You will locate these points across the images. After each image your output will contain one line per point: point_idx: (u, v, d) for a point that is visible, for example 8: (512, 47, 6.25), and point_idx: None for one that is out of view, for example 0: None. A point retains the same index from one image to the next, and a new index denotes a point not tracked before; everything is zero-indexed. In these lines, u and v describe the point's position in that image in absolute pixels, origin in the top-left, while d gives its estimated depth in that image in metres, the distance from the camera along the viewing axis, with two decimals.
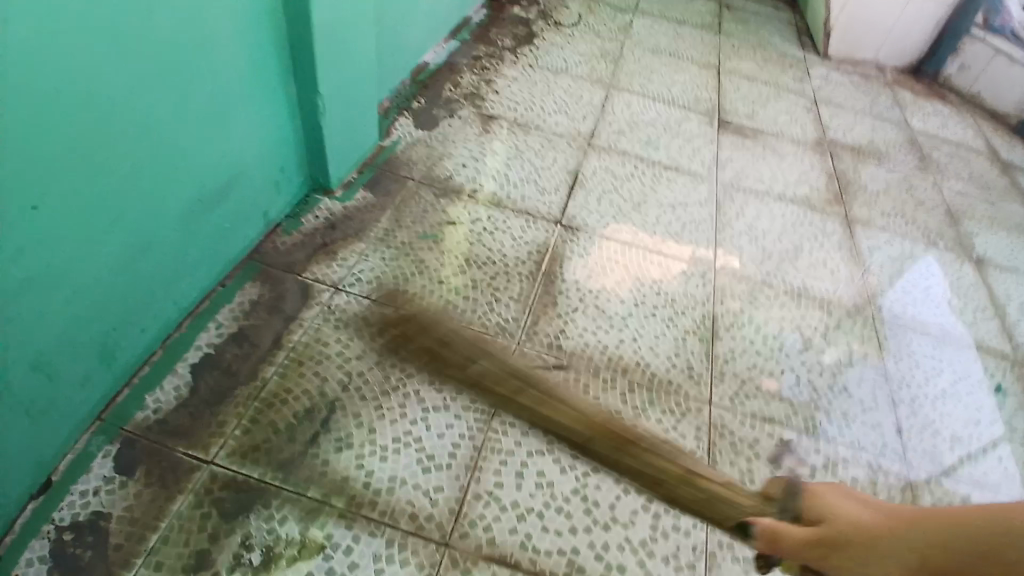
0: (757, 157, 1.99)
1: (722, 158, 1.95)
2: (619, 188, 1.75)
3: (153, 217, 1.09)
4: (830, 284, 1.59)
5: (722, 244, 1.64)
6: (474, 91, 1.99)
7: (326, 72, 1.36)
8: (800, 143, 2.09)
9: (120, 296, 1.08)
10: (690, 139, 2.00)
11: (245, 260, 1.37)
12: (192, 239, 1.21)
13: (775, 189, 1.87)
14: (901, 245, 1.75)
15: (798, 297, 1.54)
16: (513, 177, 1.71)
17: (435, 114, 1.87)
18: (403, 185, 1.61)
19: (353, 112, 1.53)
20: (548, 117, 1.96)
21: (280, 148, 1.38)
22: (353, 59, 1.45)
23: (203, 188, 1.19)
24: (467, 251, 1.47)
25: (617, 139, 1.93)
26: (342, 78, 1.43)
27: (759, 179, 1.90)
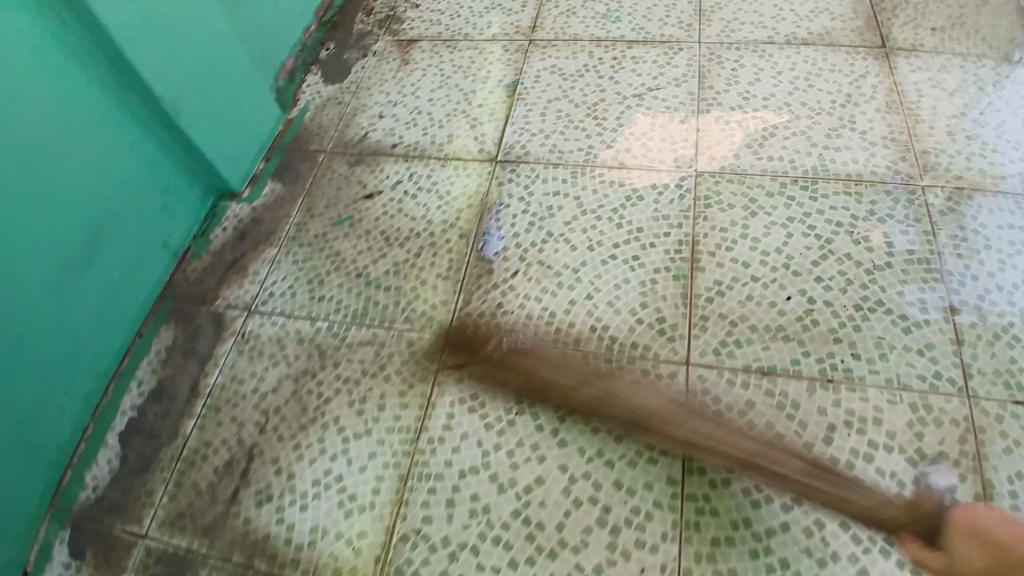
0: None
1: (708, 7, 1.50)
2: (569, 90, 1.39)
3: (14, 304, 0.98)
4: (858, 153, 1.19)
5: (703, 130, 1.27)
6: (390, 14, 1.65)
7: (164, 65, 1.13)
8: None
9: (15, 393, 0.99)
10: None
11: (158, 301, 1.27)
12: (80, 303, 1.10)
13: (783, 32, 1.43)
14: (960, 71, 1.31)
15: (814, 181, 1.17)
16: (439, 115, 1.41)
17: (347, 59, 1.58)
18: (314, 163, 1.39)
19: (233, 96, 1.31)
20: (479, 19, 1.59)
21: (152, 168, 1.20)
22: (206, 37, 1.20)
23: (65, 250, 1.05)
24: (387, 230, 1.25)
25: (566, 21, 1.54)
26: (194, 62, 1.19)
27: (758, 23, 1.46)
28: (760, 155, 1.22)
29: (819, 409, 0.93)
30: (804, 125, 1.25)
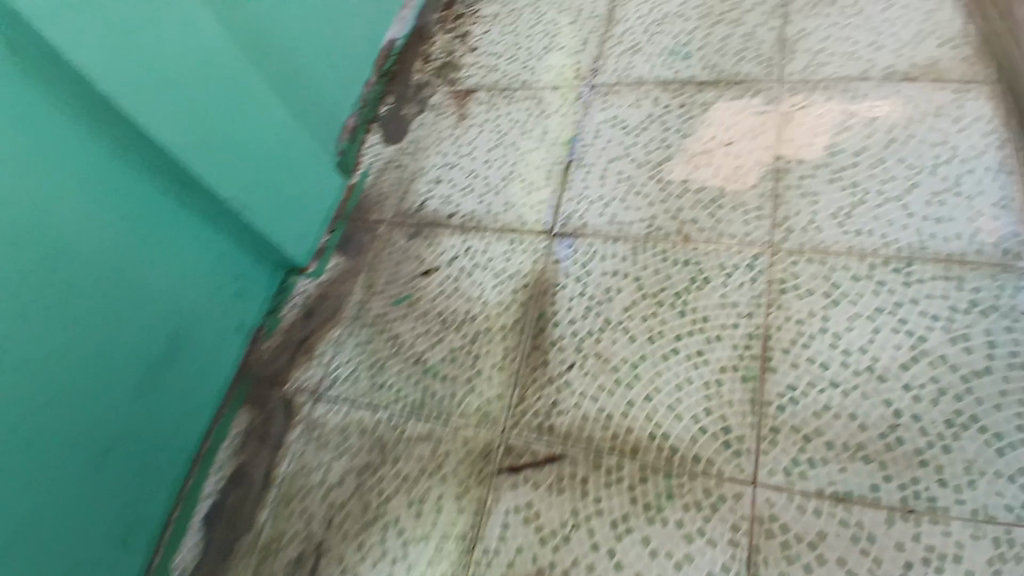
0: (849, 17, 1.33)
1: (791, 36, 1.35)
2: (633, 145, 1.31)
3: (108, 415, 1.05)
4: (957, 226, 1.04)
5: (782, 197, 1.15)
6: (447, 60, 1.61)
7: (227, 169, 1.16)
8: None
9: (110, 494, 1.06)
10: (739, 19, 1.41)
11: (236, 380, 1.31)
12: (168, 400, 1.16)
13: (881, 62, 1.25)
14: None
15: (908, 262, 1.03)
16: (495, 178, 1.37)
17: (404, 116, 1.56)
18: (375, 234, 1.40)
19: (294, 177, 1.34)
20: (538, 62, 1.52)
21: (225, 260, 1.25)
22: (259, 122, 1.22)
23: (151, 356, 1.12)
24: (444, 311, 1.24)
25: (629, 61, 1.43)
26: (255, 157, 1.22)
27: (852, 52, 1.28)
28: (845, 232, 1.09)
29: (896, 544, 0.85)
30: (900, 187, 1.10)
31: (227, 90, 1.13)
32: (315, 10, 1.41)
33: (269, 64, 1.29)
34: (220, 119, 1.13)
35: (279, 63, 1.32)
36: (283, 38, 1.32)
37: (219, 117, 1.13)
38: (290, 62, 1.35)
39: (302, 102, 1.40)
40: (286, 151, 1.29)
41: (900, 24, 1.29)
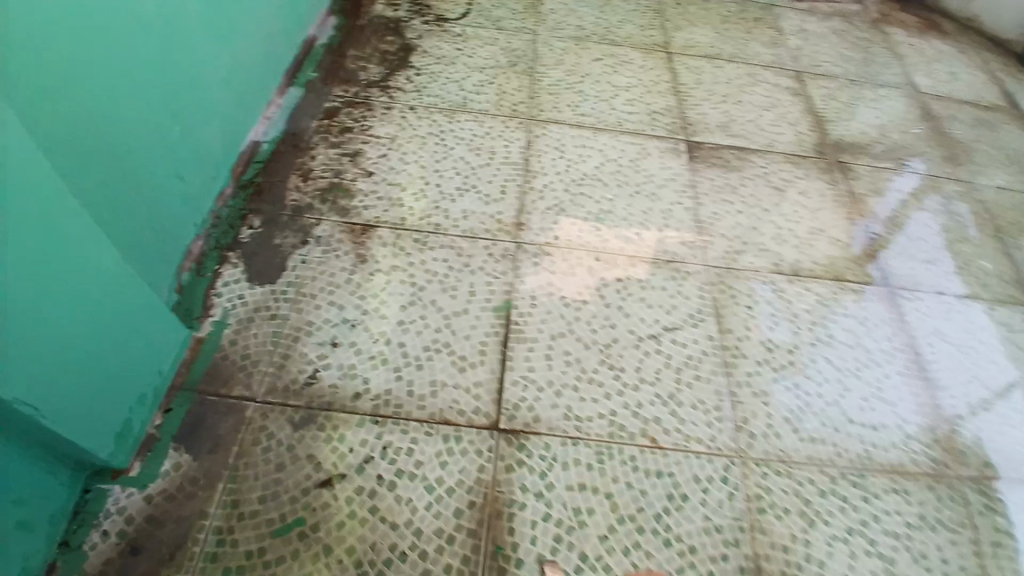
0: (749, 205, 1.42)
1: (706, 218, 1.37)
2: (576, 320, 1.16)
3: None
4: (889, 431, 1.10)
5: (736, 395, 1.10)
6: (335, 180, 1.31)
7: (29, 359, 0.70)
8: (794, 162, 1.54)
9: None
10: (655, 190, 1.40)
11: None
12: None
13: (786, 258, 1.33)
14: (949, 309, 1.30)
15: (862, 473, 1.05)
16: (414, 348, 1.08)
17: (278, 245, 1.19)
18: (239, 418, 0.97)
19: (131, 355, 0.89)
20: (452, 205, 1.31)
21: (3, 499, 0.71)
22: (92, 276, 0.78)
23: None
24: (355, 546, 0.89)
25: (555, 220, 1.31)
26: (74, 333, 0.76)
27: (761, 244, 1.35)
28: (805, 439, 1.07)
29: None
30: (835, 391, 1.14)
31: (44, 234, 0.70)
32: (159, 111, 1.03)
33: (84, 186, 0.87)
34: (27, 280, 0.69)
35: (102, 186, 0.91)
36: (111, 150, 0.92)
37: (28, 280, 0.69)
38: (119, 182, 0.94)
39: (136, 233, 0.98)
40: (124, 312, 0.86)
41: (791, 221, 1.41)
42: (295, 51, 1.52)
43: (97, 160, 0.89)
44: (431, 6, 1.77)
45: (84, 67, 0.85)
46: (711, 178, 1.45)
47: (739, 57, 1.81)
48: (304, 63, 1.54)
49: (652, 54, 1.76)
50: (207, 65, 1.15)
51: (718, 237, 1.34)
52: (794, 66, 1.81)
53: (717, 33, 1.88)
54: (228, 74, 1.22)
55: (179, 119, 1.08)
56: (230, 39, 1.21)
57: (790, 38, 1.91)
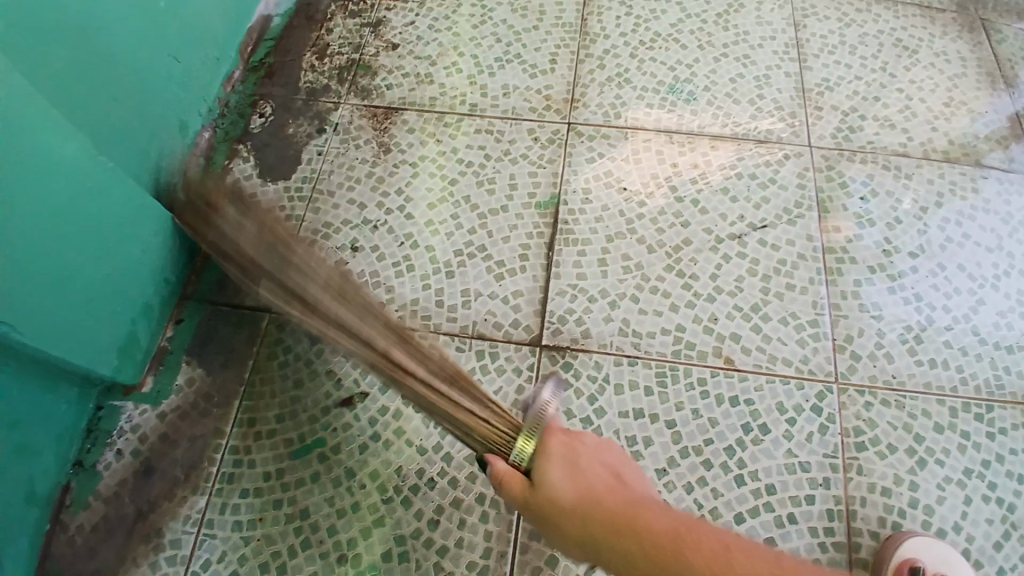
0: (871, 66, 1.10)
1: (812, 86, 1.07)
2: (638, 217, 0.96)
3: None
4: None
5: (838, 307, 0.88)
6: (354, 57, 1.16)
7: None
8: (934, 11, 1.17)
9: None
10: (747, 52, 1.11)
11: None
12: None
13: (916, 135, 1.03)
14: None
15: (988, 405, 0.82)
16: (446, 254, 0.96)
17: (291, 135, 1.09)
18: (255, 326, 0.94)
19: (123, 256, 0.83)
20: (490, 78, 1.11)
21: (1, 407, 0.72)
22: (42, 163, 0.69)
23: None
24: (379, 470, 0.82)
25: (617, 94, 1.07)
26: (39, 231, 0.71)
27: (884, 118, 1.05)
28: (919, 360, 0.85)
29: None
30: (964, 307, 0.88)
31: None
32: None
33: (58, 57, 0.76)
34: None
35: (79, 54, 0.79)
36: (89, 7, 0.79)
37: None
38: (99, 51, 0.82)
39: (124, 114, 0.88)
40: (99, 204, 0.78)
41: (925, 91, 1.08)
42: None
43: (71, 20, 0.77)
44: None
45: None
46: (819, 35, 1.13)
47: None
48: None
49: None
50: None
51: (828, 111, 1.05)
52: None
53: None
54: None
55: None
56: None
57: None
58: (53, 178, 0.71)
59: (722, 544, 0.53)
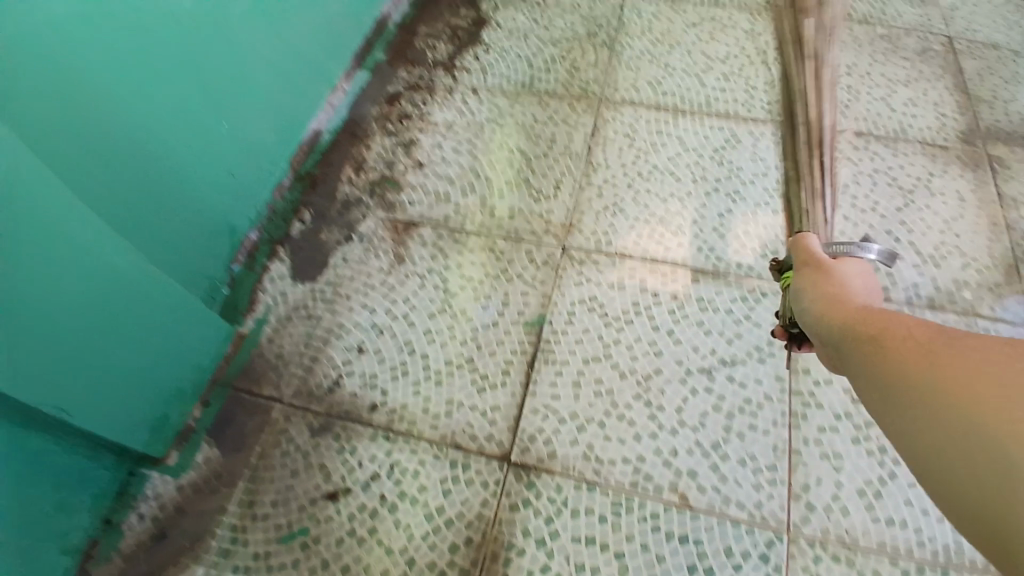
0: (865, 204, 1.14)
1: None
2: (615, 342, 1.03)
3: None
4: None
5: (797, 452, 0.90)
6: (385, 173, 1.32)
7: (49, 362, 0.79)
8: (934, 152, 1.20)
9: None
10: (738, 187, 1.19)
11: None
12: None
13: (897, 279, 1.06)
14: None
15: (944, 572, 0.82)
16: (437, 362, 1.07)
17: (323, 240, 1.25)
18: (267, 416, 1.08)
19: (162, 343, 0.98)
20: (499, 200, 1.23)
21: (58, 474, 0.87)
22: (100, 277, 0.83)
23: None
24: (350, 567, 0.91)
25: (612, 222, 1.17)
26: (92, 333, 0.84)
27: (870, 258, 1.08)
28: (876, 516, 0.85)
29: None
30: None
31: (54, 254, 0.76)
32: (216, 98, 1.04)
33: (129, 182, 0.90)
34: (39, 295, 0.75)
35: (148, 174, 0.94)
36: (157, 136, 0.94)
37: (42, 300, 0.76)
38: (163, 171, 0.96)
39: (180, 221, 1.02)
40: (144, 305, 0.92)
41: (916, 232, 1.10)
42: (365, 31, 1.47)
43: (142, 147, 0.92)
44: None
45: (137, 52, 0.86)
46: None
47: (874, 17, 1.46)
48: (376, 41, 1.50)
49: (762, 18, 1.48)
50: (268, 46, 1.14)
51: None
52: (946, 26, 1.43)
53: None
54: (291, 58, 1.21)
55: (237, 105, 1.09)
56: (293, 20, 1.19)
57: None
58: (108, 289, 0.85)
59: (938, 335, 0.49)
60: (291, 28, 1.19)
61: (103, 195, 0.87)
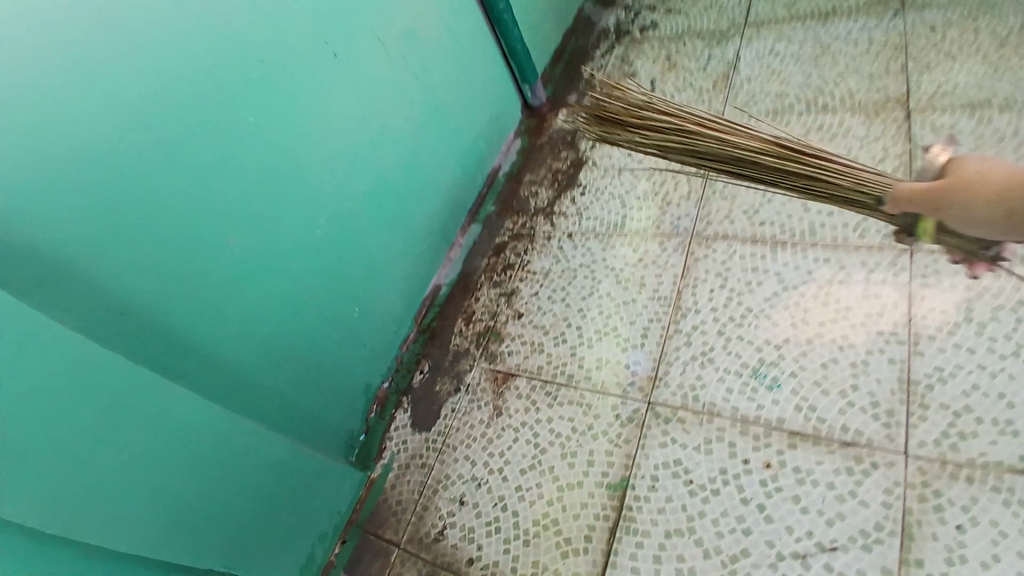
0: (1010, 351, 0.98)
1: (921, 378, 1.00)
2: (700, 515, 1.00)
3: None
4: None
5: None
6: (490, 323, 1.43)
7: (222, 532, 1.01)
8: None
9: None
10: (845, 330, 1.10)
11: None
12: None
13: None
14: None
15: None
16: (526, 520, 1.12)
17: (437, 391, 1.38)
18: (386, 559, 1.21)
19: (308, 501, 1.18)
20: (588, 349, 1.27)
21: None
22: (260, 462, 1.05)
23: None
24: None
25: (699, 373, 1.14)
26: (255, 505, 1.05)
27: None
28: None
29: None
30: None
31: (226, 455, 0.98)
32: (343, 291, 1.24)
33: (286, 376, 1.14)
34: (213, 487, 0.98)
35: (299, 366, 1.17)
36: (304, 332, 1.17)
37: (216, 490, 0.98)
38: (305, 358, 1.18)
39: (325, 397, 1.24)
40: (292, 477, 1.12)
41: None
42: (479, 188, 1.65)
43: (287, 347, 1.14)
44: None
45: (274, 281, 1.09)
46: (936, 310, 1.06)
47: (1023, 100, 1.25)
48: (488, 195, 1.66)
49: (879, 118, 1.37)
50: (386, 235, 1.33)
51: (938, 411, 0.97)
52: None
53: (997, 64, 1.33)
54: (409, 236, 1.40)
55: (362, 291, 1.29)
56: (407, 205, 1.38)
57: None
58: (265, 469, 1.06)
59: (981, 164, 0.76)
60: (406, 213, 1.38)
61: (265, 393, 1.11)
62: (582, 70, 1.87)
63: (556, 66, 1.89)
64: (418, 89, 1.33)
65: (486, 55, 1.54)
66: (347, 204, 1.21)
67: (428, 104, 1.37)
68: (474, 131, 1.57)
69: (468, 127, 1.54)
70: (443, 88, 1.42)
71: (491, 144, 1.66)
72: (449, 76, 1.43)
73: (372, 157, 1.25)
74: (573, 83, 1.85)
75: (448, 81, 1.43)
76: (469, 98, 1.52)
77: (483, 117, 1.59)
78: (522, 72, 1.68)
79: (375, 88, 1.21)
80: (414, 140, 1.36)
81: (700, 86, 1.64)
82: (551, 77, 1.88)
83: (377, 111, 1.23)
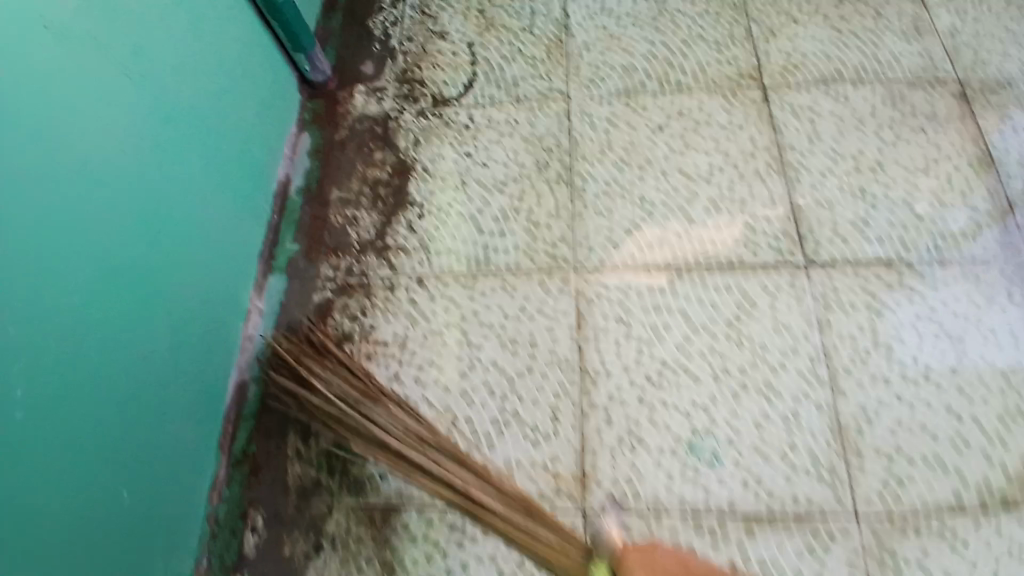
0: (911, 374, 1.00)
1: (848, 420, 0.97)
2: None
3: None
4: None
5: None
6: (340, 436, 1.02)
7: None
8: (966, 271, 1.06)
9: None
10: (768, 377, 1.00)
11: None
12: None
13: (963, 467, 0.94)
14: None
15: None
16: None
17: (288, 557, 0.96)
18: None
19: None
20: (490, 453, 0.98)
21: None
22: None
23: None
24: None
25: (634, 462, 0.96)
26: None
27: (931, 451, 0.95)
28: None
29: None
30: None
31: None
32: (100, 467, 0.77)
33: None
34: None
35: None
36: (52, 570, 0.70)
37: None
38: None
39: None
40: None
41: (977, 401, 0.98)
42: (265, 216, 1.15)
43: None
44: (422, 81, 1.31)
45: None
46: (848, 337, 1.03)
47: (869, 75, 1.20)
48: (281, 225, 1.17)
49: (738, 99, 1.21)
50: (146, 347, 0.84)
51: (872, 456, 0.95)
52: (952, 69, 1.19)
53: (838, 28, 1.25)
54: (182, 330, 0.92)
55: (131, 448, 0.82)
56: (166, 289, 0.88)
57: (945, 15, 1.25)
58: None
59: None
60: (169, 300, 0.89)
61: None
62: (367, 24, 1.39)
63: (332, 18, 1.40)
64: (138, 105, 0.82)
65: (224, 21, 1.02)
66: (66, 340, 0.71)
67: (156, 123, 0.85)
68: (238, 140, 1.06)
69: (227, 137, 1.03)
70: (174, 90, 0.89)
71: (267, 148, 1.16)
72: (178, 69, 0.90)
73: (83, 245, 0.73)
74: (361, 45, 1.37)
75: (179, 76, 0.90)
76: (219, 93, 1.00)
77: (244, 115, 1.08)
78: (290, 37, 1.19)
79: (55, 123, 0.69)
80: (148, 187, 0.84)
81: (532, 53, 1.31)
82: (330, 31, 1.39)
83: (66, 167, 0.71)
